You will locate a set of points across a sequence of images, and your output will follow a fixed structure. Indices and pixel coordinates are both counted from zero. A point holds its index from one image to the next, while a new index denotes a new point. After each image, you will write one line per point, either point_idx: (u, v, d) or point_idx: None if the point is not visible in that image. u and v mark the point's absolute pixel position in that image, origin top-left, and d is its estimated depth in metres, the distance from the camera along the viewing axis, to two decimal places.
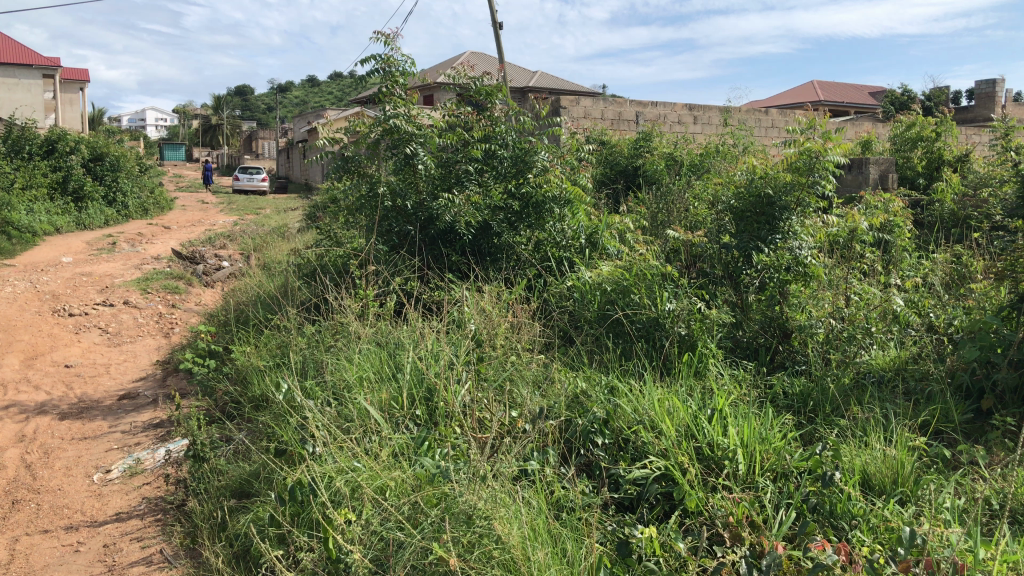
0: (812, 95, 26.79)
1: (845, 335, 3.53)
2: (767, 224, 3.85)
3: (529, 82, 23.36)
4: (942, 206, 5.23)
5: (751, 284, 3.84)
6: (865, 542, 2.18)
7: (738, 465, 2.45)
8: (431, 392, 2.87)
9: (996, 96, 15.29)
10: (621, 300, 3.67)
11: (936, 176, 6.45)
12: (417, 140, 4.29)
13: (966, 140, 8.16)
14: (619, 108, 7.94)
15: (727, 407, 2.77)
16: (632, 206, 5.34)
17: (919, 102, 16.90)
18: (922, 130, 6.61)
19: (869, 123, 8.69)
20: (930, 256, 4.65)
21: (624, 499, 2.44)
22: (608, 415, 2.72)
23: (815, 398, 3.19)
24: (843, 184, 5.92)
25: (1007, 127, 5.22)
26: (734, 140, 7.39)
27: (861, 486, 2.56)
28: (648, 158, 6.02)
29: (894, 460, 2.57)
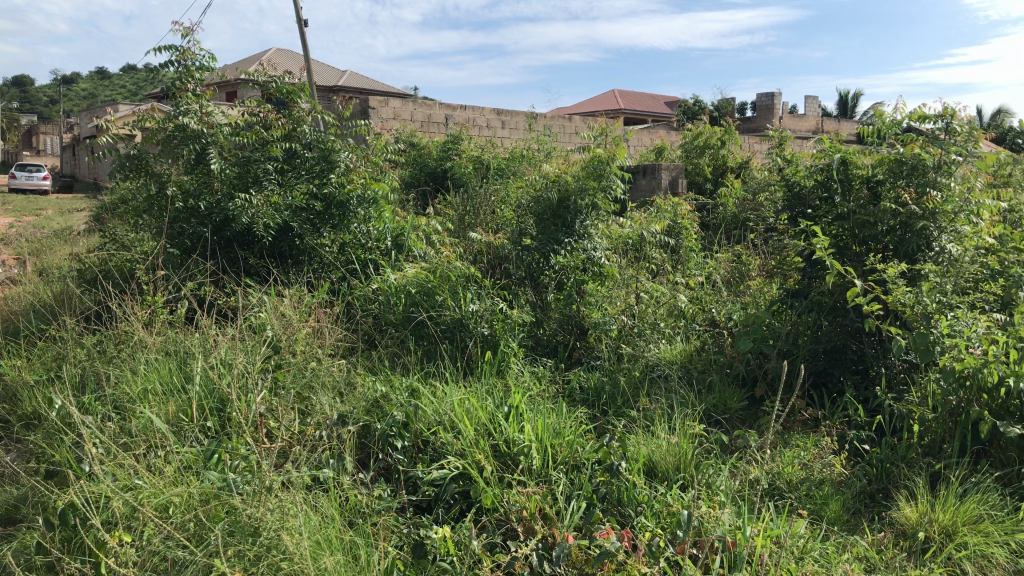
0: (614, 102, 28.09)
1: (635, 330, 3.79)
2: (564, 226, 4.01)
3: (340, 82, 22.97)
4: (725, 209, 5.65)
5: (550, 284, 3.97)
6: (648, 527, 2.31)
7: (533, 460, 2.53)
8: (224, 403, 2.77)
9: (774, 108, 16.63)
10: (425, 301, 3.67)
11: (721, 182, 6.94)
12: (208, 138, 4.10)
13: (747, 148, 8.84)
14: (428, 110, 7.96)
15: (522, 404, 2.85)
16: (438, 209, 5.39)
17: (709, 113, 18.12)
18: (709, 139, 7.08)
19: (661, 131, 9.20)
20: (715, 255, 4.99)
21: (422, 501, 2.45)
22: (407, 417, 2.71)
23: (607, 392, 3.34)
24: (638, 189, 6.23)
25: (780, 138, 5.71)
26: (539, 145, 7.61)
27: (647, 474, 2.71)
28: (455, 161, 6.09)
29: (676, 448, 2.74)
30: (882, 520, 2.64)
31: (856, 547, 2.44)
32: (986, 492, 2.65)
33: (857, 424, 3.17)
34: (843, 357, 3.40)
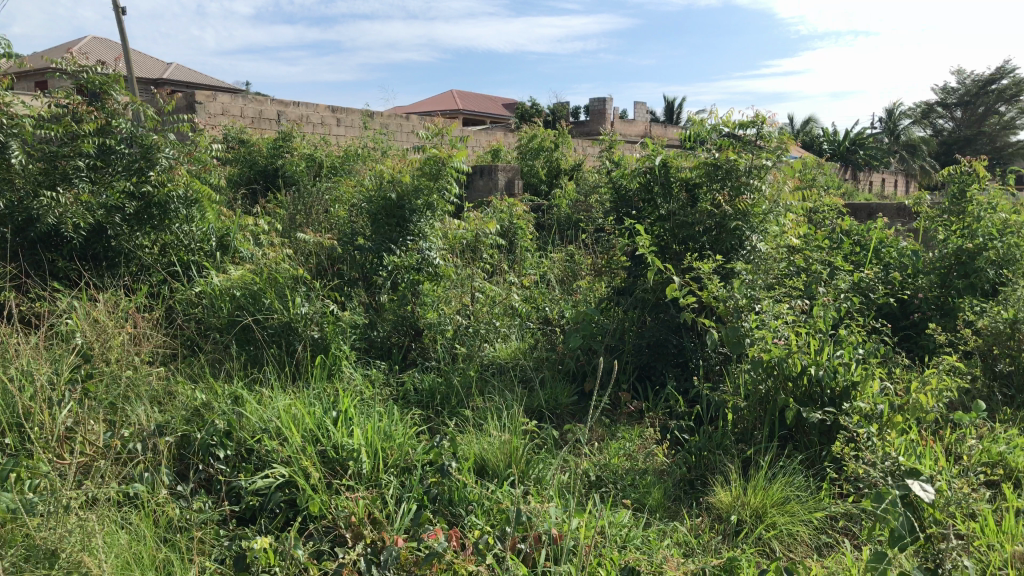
0: (452, 103, 28.26)
1: (470, 331, 3.80)
2: (399, 226, 3.97)
3: (166, 75, 21.85)
4: (558, 210, 5.80)
5: (384, 285, 3.92)
6: (478, 525, 2.33)
7: (362, 464, 2.49)
8: (25, 418, 2.56)
9: (607, 113, 17.23)
10: (251, 305, 3.53)
11: (556, 184, 7.11)
12: (8, 131, 3.78)
13: (580, 151, 9.11)
14: (259, 106, 7.70)
15: (352, 408, 2.80)
16: (268, 208, 5.22)
17: (545, 116, 18.54)
18: (543, 142, 7.23)
19: (498, 132, 9.33)
20: (548, 255, 5.10)
21: (244, 512, 2.36)
22: (230, 425, 2.60)
23: (442, 392, 3.34)
24: (475, 189, 6.25)
25: (610, 142, 5.91)
26: (374, 143, 7.53)
27: (478, 472, 2.74)
28: (287, 159, 5.92)
29: (507, 445, 2.78)
30: (700, 505, 2.78)
31: (676, 533, 2.55)
32: (792, 473, 2.85)
33: (678, 414, 3.32)
34: (665, 351, 3.59)
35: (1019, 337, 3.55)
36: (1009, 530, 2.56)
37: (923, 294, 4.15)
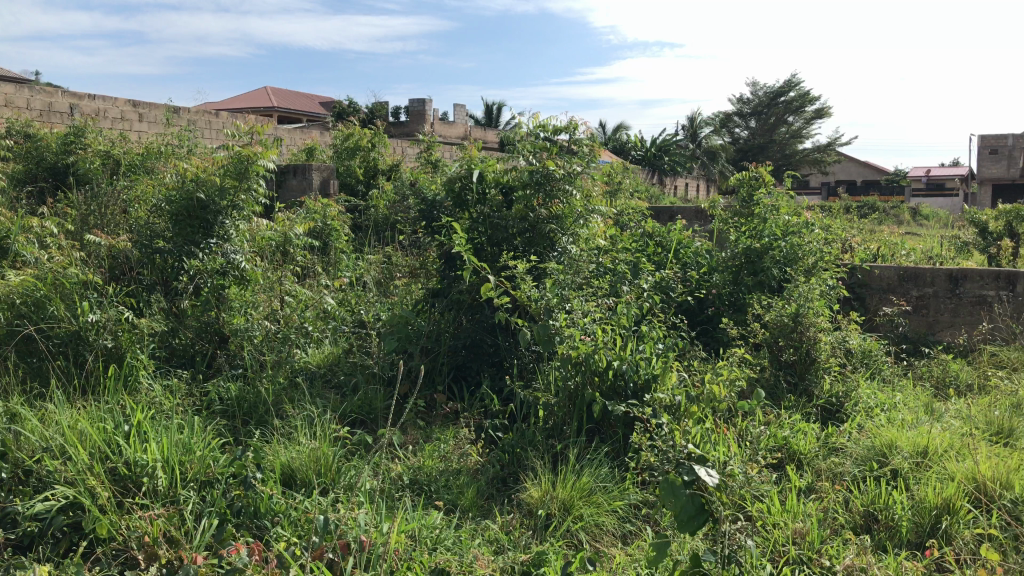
0: (267, 99, 27.34)
1: (278, 337, 3.71)
2: (202, 229, 3.73)
3: None
4: (375, 211, 5.74)
5: (185, 290, 3.70)
6: (283, 536, 2.26)
7: (157, 480, 2.35)
8: None
9: (426, 114, 17.26)
10: (34, 313, 3.23)
11: (373, 184, 7.04)
12: None
13: (397, 151, 9.06)
14: (49, 98, 7.13)
15: (147, 421, 2.64)
16: (58, 208, 4.85)
17: (364, 115, 18.31)
18: (359, 141, 7.13)
19: (313, 130, 9.12)
20: (364, 257, 5.04)
21: (21, 539, 2.17)
22: (4, 446, 2.38)
23: (249, 401, 3.22)
24: (287, 189, 6.10)
25: (426, 143, 5.92)
26: (180, 140, 7.16)
27: (286, 482, 2.66)
28: (81, 156, 5.52)
29: (317, 452, 2.71)
30: (512, 502, 2.83)
31: (487, 531, 2.58)
32: (598, 466, 2.96)
33: (492, 413, 3.37)
34: (480, 351, 3.64)
35: (800, 329, 3.87)
36: (791, 509, 2.77)
37: (718, 291, 4.44)
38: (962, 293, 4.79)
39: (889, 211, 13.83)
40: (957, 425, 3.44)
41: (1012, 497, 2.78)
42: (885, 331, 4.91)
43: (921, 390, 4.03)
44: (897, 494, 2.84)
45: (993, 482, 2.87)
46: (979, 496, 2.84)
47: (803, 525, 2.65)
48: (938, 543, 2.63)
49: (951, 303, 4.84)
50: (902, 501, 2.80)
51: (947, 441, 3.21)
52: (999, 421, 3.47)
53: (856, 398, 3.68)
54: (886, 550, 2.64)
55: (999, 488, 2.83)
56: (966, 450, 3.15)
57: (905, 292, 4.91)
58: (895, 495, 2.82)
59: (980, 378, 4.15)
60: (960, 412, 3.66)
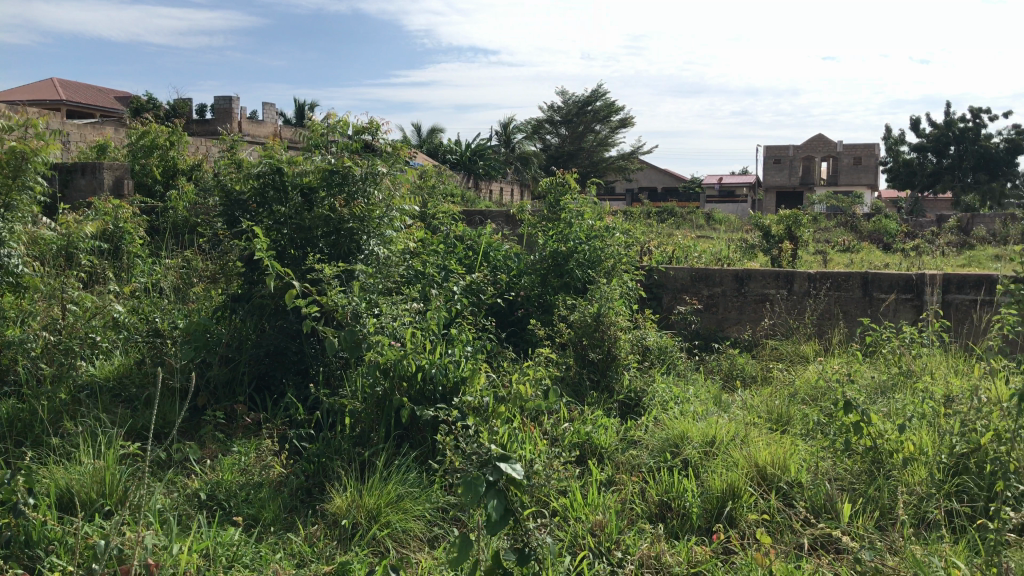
0: (55, 91, 25.29)
1: (61, 348, 3.39)
2: None
3: None
4: (174, 213, 5.45)
5: None
6: (59, 566, 2.08)
7: None
8: None
9: (233, 113, 16.59)
10: None
11: (173, 185, 6.69)
12: None
13: (200, 150, 8.65)
14: None
15: None
16: None
17: (166, 111, 17.34)
18: (156, 138, 6.74)
19: (106, 126, 8.54)
20: (161, 261, 4.77)
21: None
22: None
23: (25, 420, 2.97)
24: (74, 189, 5.60)
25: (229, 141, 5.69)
26: None
27: (65, 506, 2.46)
28: None
29: (101, 473, 2.53)
30: (316, 513, 2.76)
31: (289, 545, 2.50)
32: (406, 471, 2.95)
33: (298, 422, 3.28)
34: (284, 359, 3.53)
35: (602, 329, 4.04)
36: (592, 502, 2.88)
37: (526, 293, 4.55)
38: (747, 292, 5.16)
39: (686, 215, 14.72)
40: (741, 415, 3.70)
41: (788, 479, 3.02)
42: (679, 328, 5.22)
43: (711, 382, 4.30)
44: (689, 483, 3.01)
45: (771, 467, 3.10)
46: (759, 480, 3.06)
47: (602, 518, 2.76)
48: (724, 527, 2.81)
49: (738, 302, 5.19)
50: (693, 489, 2.97)
51: (733, 430, 3.45)
52: (778, 410, 3.77)
53: (652, 393, 3.88)
54: (677, 537, 2.80)
55: (775, 472, 3.07)
56: (749, 438, 3.39)
57: (697, 291, 5.24)
58: (687, 484, 2.99)
59: (762, 370, 4.49)
60: (745, 402, 3.95)
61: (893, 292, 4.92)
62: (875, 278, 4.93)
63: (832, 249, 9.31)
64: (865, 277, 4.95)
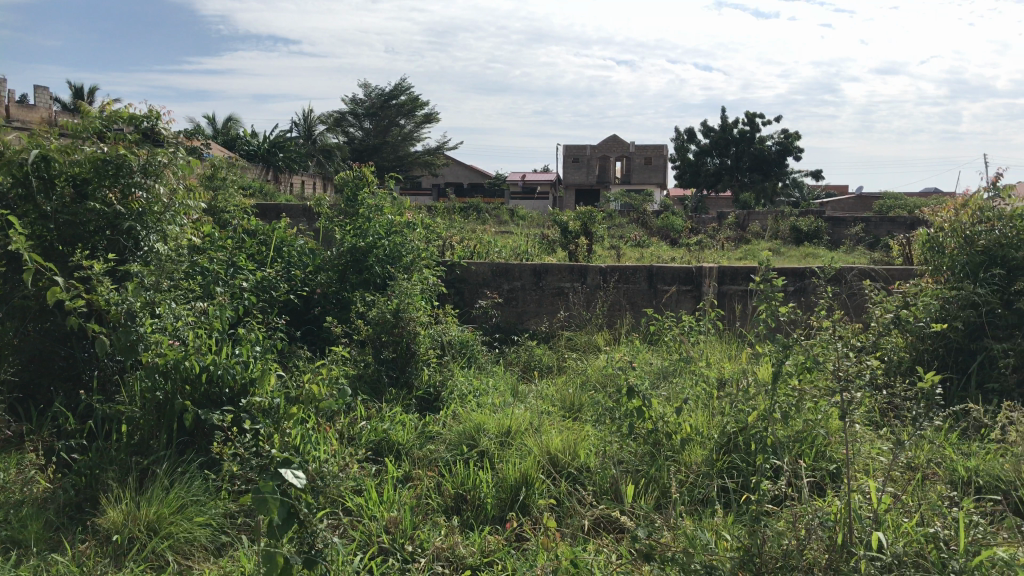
0: None
1: None
2: None
3: None
4: None
5: None
6: None
7: None
8: None
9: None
10: None
11: None
12: None
13: None
14: None
15: None
16: None
17: None
18: None
19: None
20: None
21: None
22: None
23: None
24: None
25: None
26: None
27: None
28: None
29: None
30: (86, 530, 2.57)
31: (54, 566, 2.30)
32: (190, 479, 2.80)
33: (68, 433, 3.03)
34: (51, 365, 3.24)
35: (401, 325, 4.01)
36: (387, 499, 2.86)
37: (323, 291, 4.47)
38: (544, 286, 5.31)
39: (489, 211, 14.94)
40: (536, 405, 3.80)
41: (577, 464, 3.15)
42: (480, 322, 5.29)
43: (509, 374, 4.40)
44: (483, 474, 3.06)
45: (562, 454, 3.21)
46: (551, 467, 3.17)
47: (397, 514, 2.75)
48: (516, 515, 2.88)
49: (536, 295, 5.33)
50: (488, 480, 3.02)
51: (527, 420, 3.53)
52: (571, 398, 3.91)
53: (450, 387, 3.90)
54: (472, 528, 2.84)
55: (566, 459, 3.18)
56: (543, 427, 3.49)
57: (497, 286, 5.32)
58: (482, 475, 3.03)
59: (557, 360, 4.63)
60: (540, 393, 4.06)
61: (674, 284, 5.24)
62: (659, 271, 5.24)
63: (624, 244, 9.78)
64: (650, 270, 5.26)
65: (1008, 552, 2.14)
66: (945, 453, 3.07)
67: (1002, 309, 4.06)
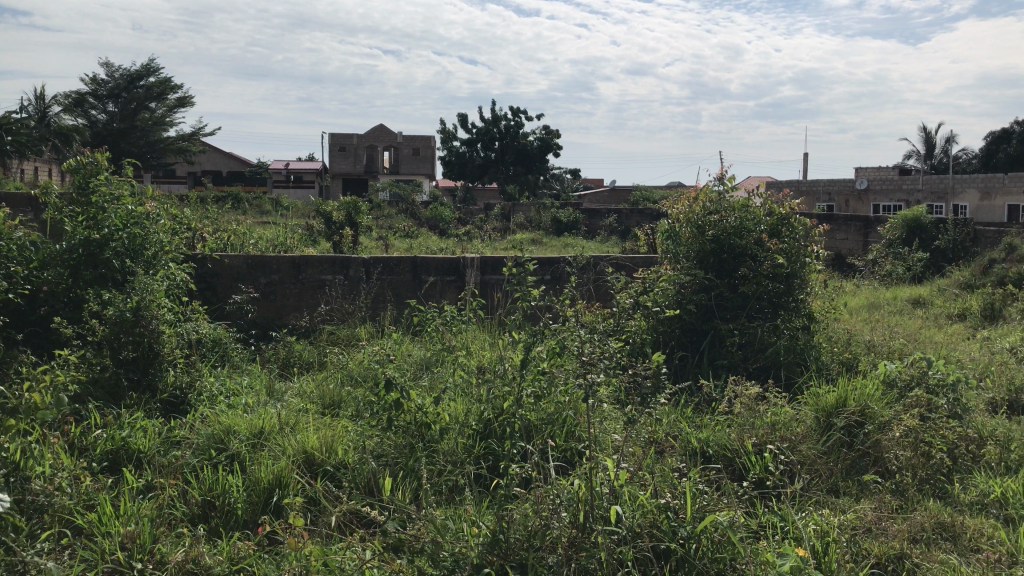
0: None
1: None
2: None
3: None
4: None
5: None
6: None
7: None
8: None
9: None
10: None
11: None
12: None
13: None
14: None
15: None
16: None
17: None
18: None
19: None
20: None
21: None
22: None
23: None
24: None
25: None
26: None
27: None
28: None
29: None
30: None
31: None
32: None
33: None
34: None
35: (142, 325, 3.66)
36: (124, 513, 2.63)
37: (50, 288, 4.06)
38: (304, 279, 5.15)
39: (251, 202, 14.31)
40: (293, 402, 3.67)
41: (334, 461, 3.05)
42: (235, 318, 5.00)
43: (266, 372, 4.21)
44: (233, 478, 2.90)
45: (319, 452, 3.11)
46: (306, 467, 3.06)
47: (134, 528, 2.53)
48: (269, 518, 2.75)
49: (296, 288, 5.16)
50: (237, 484, 2.87)
51: (282, 419, 3.40)
52: (330, 394, 3.81)
53: (199, 389, 3.70)
54: (219, 536, 2.68)
55: (322, 456, 3.08)
56: (299, 426, 3.38)
57: (254, 280, 5.08)
58: (231, 479, 2.87)
59: (319, 355, 4.50)
60: (298, 390, 3.93)
61: (435, 276, 5.29)
62: (423, 262, 5.27)
63: (391, 234, 9.71)
64: (414, 261, 5.27)
65: (727, 515, 2.34)
66: (681, 427, 3.31)
67: (730, 292, 4.44)
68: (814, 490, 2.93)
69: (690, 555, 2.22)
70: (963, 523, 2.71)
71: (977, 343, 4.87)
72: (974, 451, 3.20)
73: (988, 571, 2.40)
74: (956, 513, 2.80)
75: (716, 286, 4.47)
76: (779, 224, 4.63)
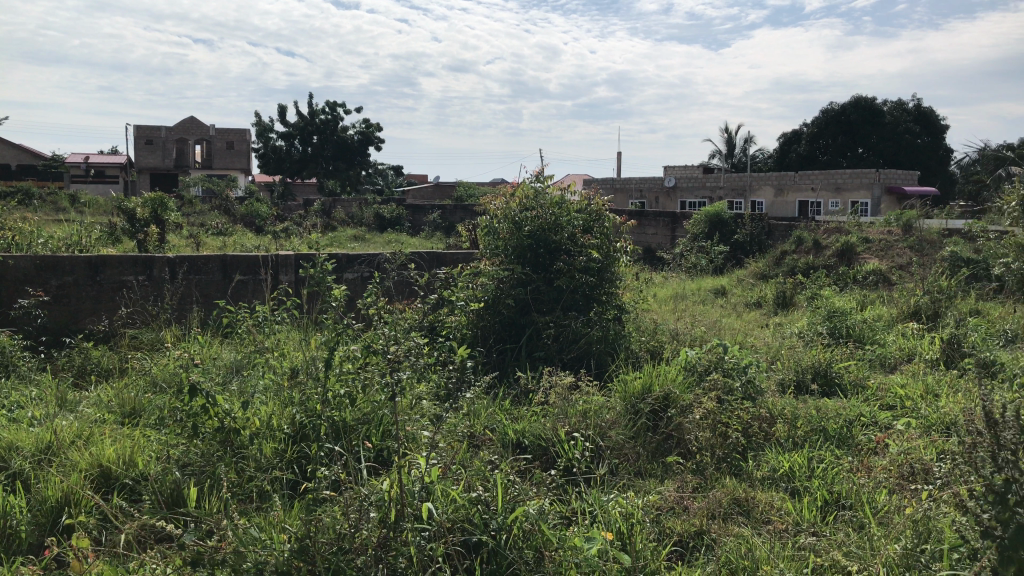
0: None
1: None
2: None
3: None
4: None
5: None
6: None
7: None
8: None
9: None
10: None
11: None
12: None
13: None
14: None
15: None
16: None
17: None
18: None
19: None
20: None
21: None
22: None
23: None
24: None
25: None
26: None
27: None
28: None
29: None
30: None
31: None
32: None
33: None
34: None
35: None
36: None
37: None
38: (102, 280, 4.82)
39: (42, 198, 13.19)
40: (87, 413, 3.41)
41: (133, 474, 2.86)
42: (22, 325, 4.57)
43: (58, 381, 3.90)
44: (15, 498, 2.66)
45: (115, 464, 2.91)
46: (100, 483, 2.85)
47: None
48: (57, 540, 2.54)
49: (93, 290, 4.81)
50: (20, 506, 2.63)
51: (74, 433, 3.15)
52: (130, 402, 3.58)
53: None
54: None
55: (119, 469, 2.88)
56: (93, 438, 3.14)
57: (44, 282, 4.69)
58: (12, 500, 2.63)
59: (119, 361, 4.22)
60: (94, 399, 3.65)
61: (245, 274, 5.09)
62: (232, 260, 5.07)
63: (202, 231, 9.25)
64: (223, 259, 5.07)
65: (536, 505, 2.39)
66: (497, 419, 3.34)
67: (545, 287, 4.54)
68: (622, 475, 3.05)
69: (501, 546, 2.24)
70: (756, 497, 2.90)
71: (770, 329, 5.25)
72: (766, 429, 3.43)
73: (776, 540, 2.58)
74: (749, 488, 2.99)
75: (533, 280, 4.55)
76: (592, 220, 4.80)
